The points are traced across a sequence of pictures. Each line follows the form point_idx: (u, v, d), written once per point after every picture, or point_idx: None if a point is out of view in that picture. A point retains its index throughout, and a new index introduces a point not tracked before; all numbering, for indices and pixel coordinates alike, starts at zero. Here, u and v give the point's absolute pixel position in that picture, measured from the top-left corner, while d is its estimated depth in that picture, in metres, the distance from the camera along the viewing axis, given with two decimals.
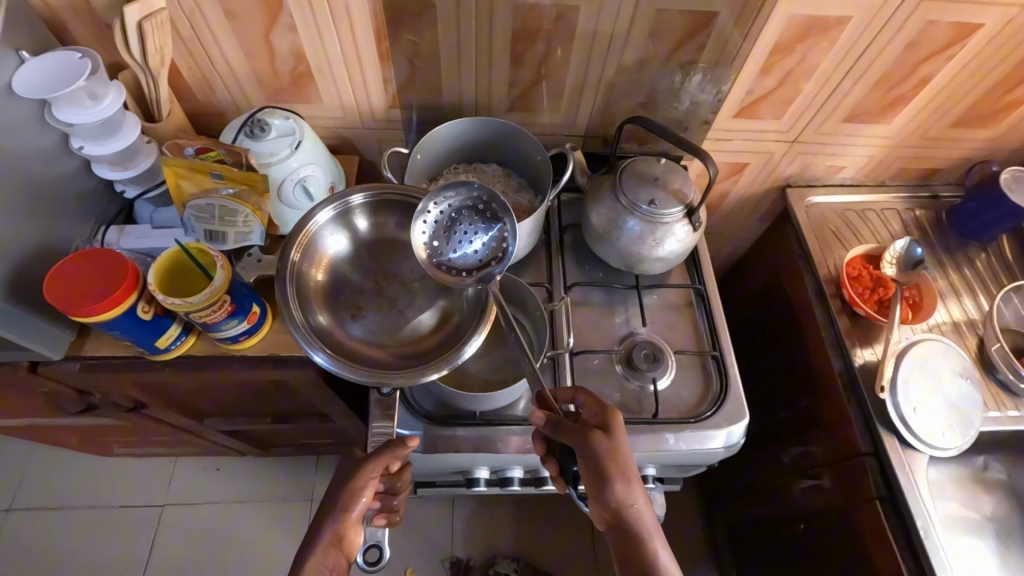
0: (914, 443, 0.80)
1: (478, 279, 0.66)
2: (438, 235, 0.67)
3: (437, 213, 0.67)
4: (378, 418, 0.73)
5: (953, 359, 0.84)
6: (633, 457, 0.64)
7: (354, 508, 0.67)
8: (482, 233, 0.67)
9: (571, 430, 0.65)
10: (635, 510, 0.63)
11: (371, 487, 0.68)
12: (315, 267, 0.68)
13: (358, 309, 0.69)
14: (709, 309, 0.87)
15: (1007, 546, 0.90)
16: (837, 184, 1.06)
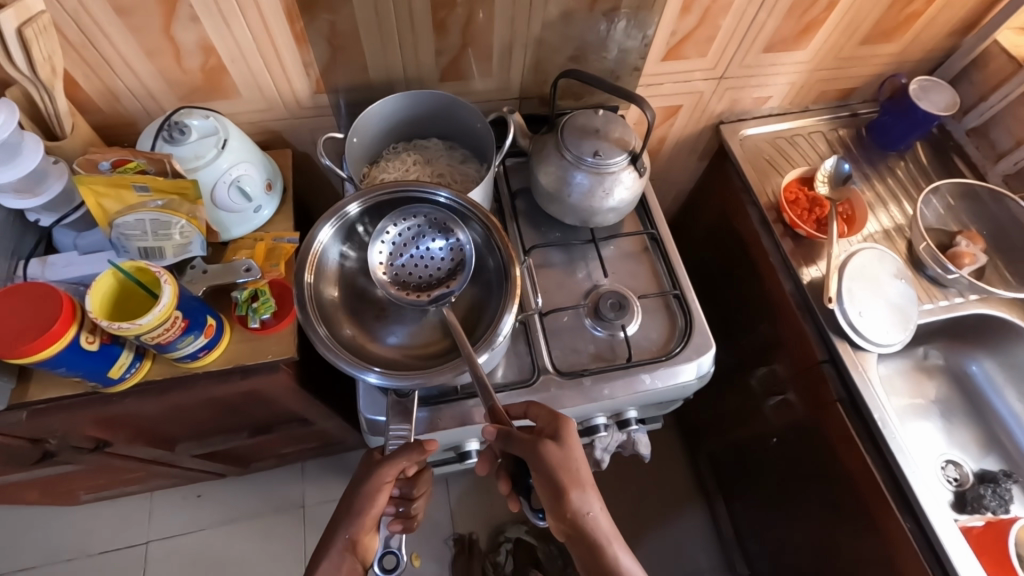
0: (864, 344, 0.86)
1: (432, 300, 0.71)
2: (397, 248, 0.73)
3: (395, 234, 0.73)
4: (397, 419, 0.69)
5: (888, 263, 0.91)
6: (585, 461, 0.67)
7: (371, 511, 0.69)
8: (439, 245, 0.73)
9: (523, 443, 0.66)
10: (591, 517, 0.65)
11: (387, 491, 0.69)
12: (328, 284, 0.70)
13: (381, 312, 0.74)
14: (664, 251, 0.90)
15: (952, 422, 0.99)
16: (765, 114, 1.10)
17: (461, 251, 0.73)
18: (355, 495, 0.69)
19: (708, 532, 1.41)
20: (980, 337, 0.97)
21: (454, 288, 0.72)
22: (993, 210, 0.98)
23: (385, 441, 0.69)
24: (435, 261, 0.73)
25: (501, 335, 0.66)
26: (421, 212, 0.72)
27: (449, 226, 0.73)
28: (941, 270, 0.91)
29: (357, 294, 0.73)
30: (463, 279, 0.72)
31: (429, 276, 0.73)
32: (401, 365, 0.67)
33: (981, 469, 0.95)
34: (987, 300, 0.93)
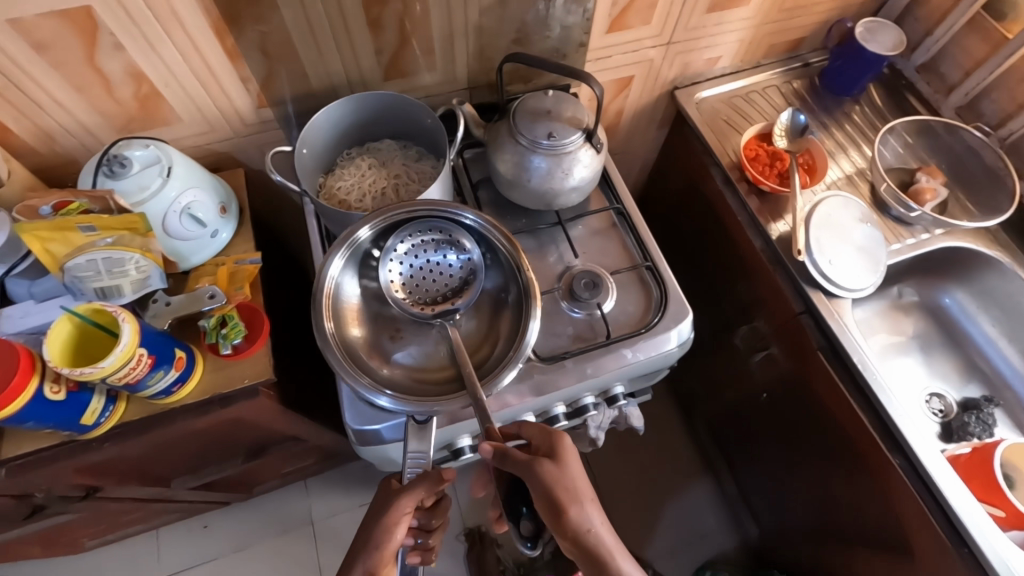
0: (837, 292, 0.87)
1: (441, 315, 0.75)
2: (410, 266, 0.75)
3: (405, 251, 0.75)
4: (414, 443, 0.69)
5: (852, 208, 0.92)
6: (583, 477, 0.67)
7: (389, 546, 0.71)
8: (450, 259, 0.76)
9: (519, 461, 0.66)
10: (593, 534, 0.65)
11: (405, 523, 0.71)
12: (347, 323, 0.71)
13: (396, 332, 0.75)
14: (632, 224, 0.90)
15: (932, 355, 1.01)
16: (718, 75, 1.10)
17: (471, 264, 0.76)
18: (372, 527, 0.71)
19: (713, 491, 1.43)
20: (949, 269, 0.99)
21: (464, 303, 0.75)
22: (949, 143, 0.98)
23: (403, 469, 0.69)
24: (445, 276, 0.76)
25: (528, 349, 0.68)
26: (433, 229, 0.74)
27: (461, 240, 0.75)
28: (904, 209, 0.93)
29: (370, 316, 0.75)
30: (474, 292, 0.75)
31: (439, 289, 0.76)
32: (416, 389, 0.70)
33: (963, 397, 0.97)
34: (951, 232, 0.94)
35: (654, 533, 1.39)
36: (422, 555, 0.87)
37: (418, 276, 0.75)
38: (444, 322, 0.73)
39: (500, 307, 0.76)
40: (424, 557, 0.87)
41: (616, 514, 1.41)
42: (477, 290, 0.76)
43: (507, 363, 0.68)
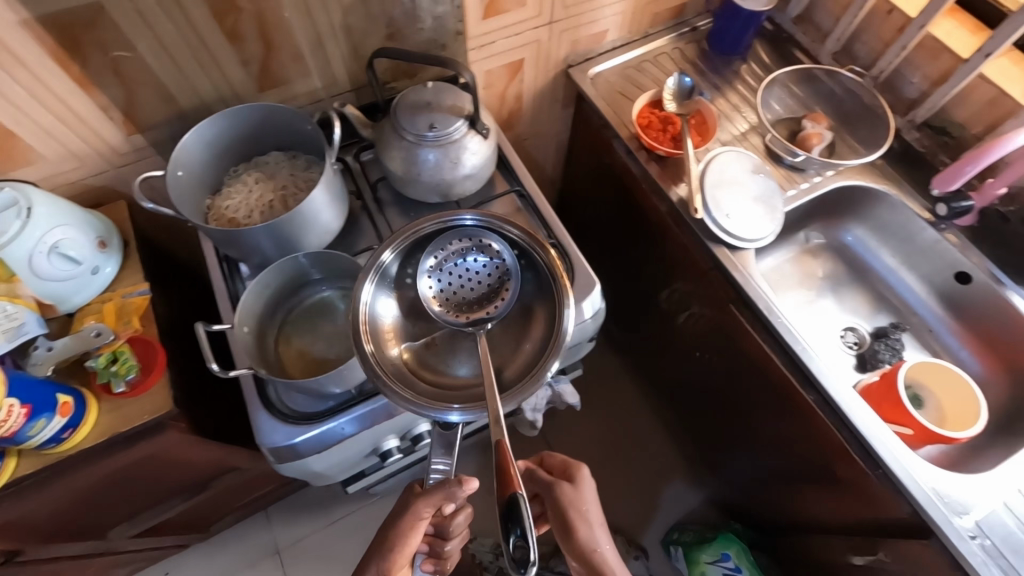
0: (739, 244, 0.90)
1: (474, 321, 0.73)
2: (442, 273, 0.73)
3: (434, 262, 0.73)
4: (440, 453, 0.73)
5: (746, 161, 0.94)
6: (595, 505, 0.75)
7: (399, 549, 0.72)
8: (478, 260, 0.74)
9: (544, 482, 0.77)
10: (600, 556, 0.72)
11: (421, 525, 0.73)
12: (387, 344, 0.69)
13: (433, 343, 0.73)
14: (534, 204, 0.91)
15: (844, 292, 1.05)
16: (610, 49, 1.12)
17: (503, 266, 0.74)
18: (388, 532, 0.74)
19: (676, 454, 1.46)
20: (847, 207, 1.02)
21: (495, 312, 0.73)
22: (831, 88, 1.02)
23: (426, 474, 0.73)
24: (479, 281, 0.74)
25: (569, 337, 0.63)
26: (461, 236, 0.73)
27: (489, 241, 0.73)
28: (793, 156, 0.96)
29: (411, 335, 0.72)
30: (510, 294, 0.73)
31: (474, 292, 0.74)
32: (471, 397, 0.65)
33: (875, 327, 1.02)
34: (842, 172, 0.98)
35: (624, 504, 1.42)
36: (434, 562, 0.82)
37: (452, 283, 0.73)
38: (476, 329, 0.71)
39: (536, 300, 0.73)
40: (437, 565, 0.82)
41: None
42: (512, 293, 0.73)
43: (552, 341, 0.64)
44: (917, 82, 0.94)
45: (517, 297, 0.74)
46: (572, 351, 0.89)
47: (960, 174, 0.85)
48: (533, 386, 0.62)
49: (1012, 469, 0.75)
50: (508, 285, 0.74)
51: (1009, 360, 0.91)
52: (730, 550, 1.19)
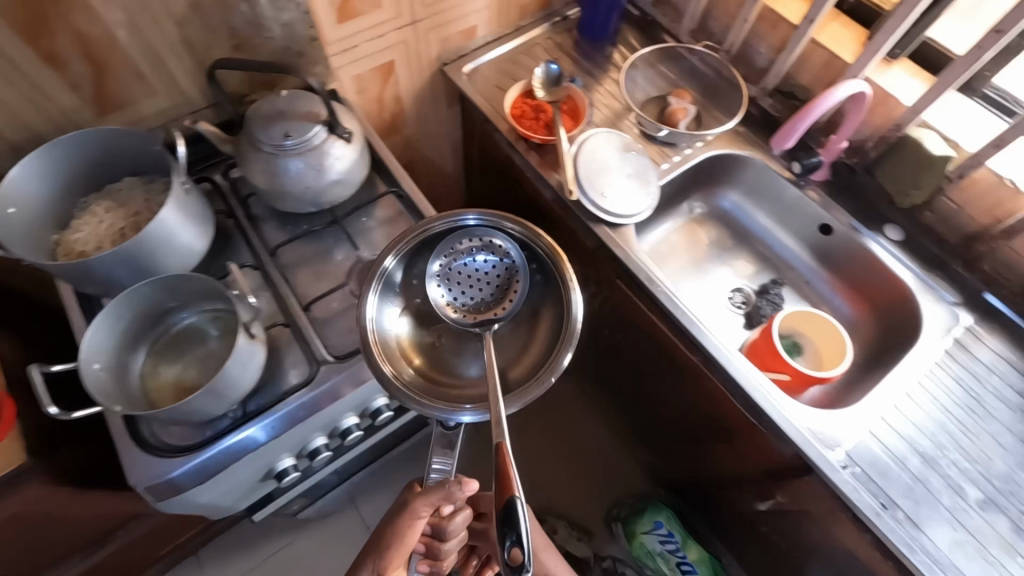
0: (617, 220, 0.93)
1: (484, 322, 0.78)
2: (452, 276, 0.79)
3: (440, 267, 0.78)
4: (439, 453, 0.76)
5: (616, 141, 0.98)
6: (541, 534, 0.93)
7: (399, 546, 0.78)
8: (482, 259, 0.79)
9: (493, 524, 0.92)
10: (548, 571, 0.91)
11: (419, 525, 0.78)
12: (398, 350, 0.75)
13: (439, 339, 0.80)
14: (414, 203, 0.90)
15: (730, 255, 1.11)
16: (484, 44, 1.13)
17: (508, 264, 0.79)
18: (388, 530, 0.79)
19: (609, 435, 1.49)
20: (721, 175, 1.08)
21: (504, 313, 0.79)
22: (692, 64, 1.07)
23: (425, 474, 0.76)
24: (485, 284, 0.79)
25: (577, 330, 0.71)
26: (472, 243, 0.78)
27: (498, 247, 0.78)
28: (662, 131, 1.00)
29: (422, 339, 0.79)
30: (518, 297, 0.79)
31: (481, 292, 0.79)
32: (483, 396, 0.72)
33: (758, 286, 1.08)
34: (712, 142, 1.03)
35: (565, 491, 1.43)
36: (431, 561, 0.89)
37: (461, 286, 0.79)
38: (483, 329, 0.77)
39: (541, 299, 0.79)
40: (434, 564, 0.89)
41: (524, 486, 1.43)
42: (519, 297, 0.79)
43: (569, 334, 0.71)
44: (765, 51, 1.01)
45: (524, 295, 0.79)
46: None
47: (799, 128, 0.91)
48: (540, 388, 0.69)
49: (876, 398, 0.81)
50: (517, 284, 0.79)
51: (872, 299, 0.98)
52: (660, 517, 1.25)
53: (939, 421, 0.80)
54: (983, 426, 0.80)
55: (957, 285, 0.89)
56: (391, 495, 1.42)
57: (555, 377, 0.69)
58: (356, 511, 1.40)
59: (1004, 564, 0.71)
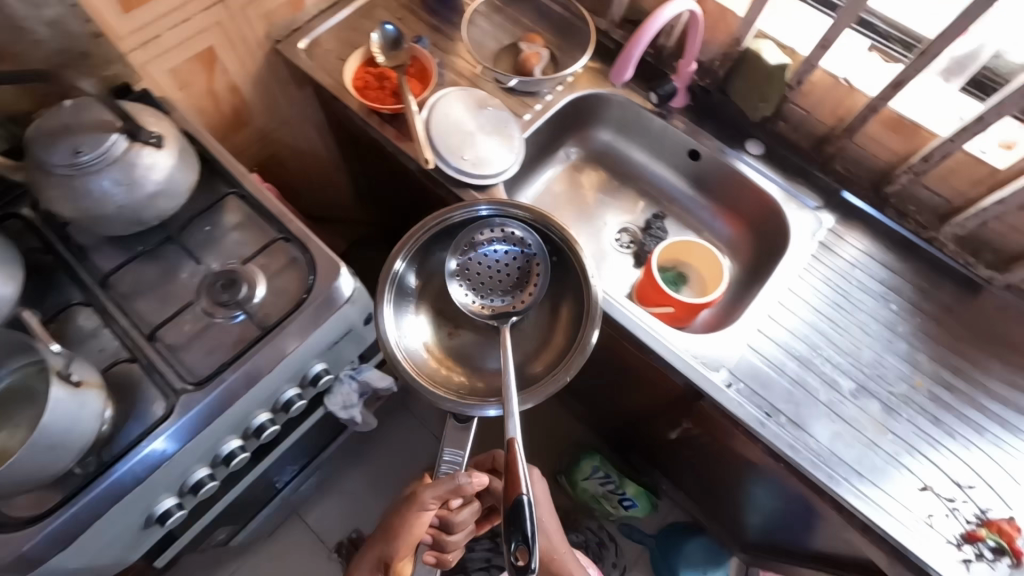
0: (483, 182, 0.89)
1: (503, 317, 0.77)
2: (469, 269, 0.78)
3: (457, 264, 0.77)
4: (451, 444, 0.75)
5: (468, 99, 0.93)
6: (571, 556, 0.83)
7: (403, 540, 0.76)
8: (498, 251, 0.78)
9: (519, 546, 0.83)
10: (558, 561, 0.81)
11: (426, 517, 0.75)
12: (418, 351, 0.75)
13: (455, 327, 0.80)
14: (259, 201, 0.83)
15: (614, 195, 1.10)
16: (318, 13, 1.04)
17: (526, 255, 0.78)
18: (394, 521, 0.77)
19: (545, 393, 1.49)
20: (588, 116, 1.05)
21: (523, 305, 0.77)
22: (540, 5, 1.02)
23: (437, 465, 0.74)
24: (503, 275, 0.78)
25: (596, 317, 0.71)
26: (491, 234, 0.77)
27: (517, 239, 0.77)
28: (511, 81, 0.96)
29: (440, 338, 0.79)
30: (537, 289, 0.78)
31: (500, 285, 0.78)
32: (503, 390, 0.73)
33: (643, 222, 1.08)
34: (573, 84, 1.00)
35: None
36: (438, 554, 0.78)
37: (478, 279, 0.78)
38: (501, 324, 0.76)
39: (561, 291, 0.79)
40: (440, 558, 0.78)
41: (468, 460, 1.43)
42: (538, 289, 0.78)
43: (591, 320, 0.72)
44: None
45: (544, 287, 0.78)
46: (356, 336, 0.86)
47: (631, 61, 0.92)
48: (556, 382, 0.69)
49: (751, 312, 0.84)
50: (535, 275, 0.78)
51: (747, 217, 1.00)
52: (596, 462, 1.30)
53: (812, 323, 0.84)
54: (851, 320, 0.84)
55: (817, 189, 0.92)
56: (335, 498, 1.40)
57: (572, 374, 0.69)
58: (302, 521, 1.37)
59: (880, 444, 0.76)
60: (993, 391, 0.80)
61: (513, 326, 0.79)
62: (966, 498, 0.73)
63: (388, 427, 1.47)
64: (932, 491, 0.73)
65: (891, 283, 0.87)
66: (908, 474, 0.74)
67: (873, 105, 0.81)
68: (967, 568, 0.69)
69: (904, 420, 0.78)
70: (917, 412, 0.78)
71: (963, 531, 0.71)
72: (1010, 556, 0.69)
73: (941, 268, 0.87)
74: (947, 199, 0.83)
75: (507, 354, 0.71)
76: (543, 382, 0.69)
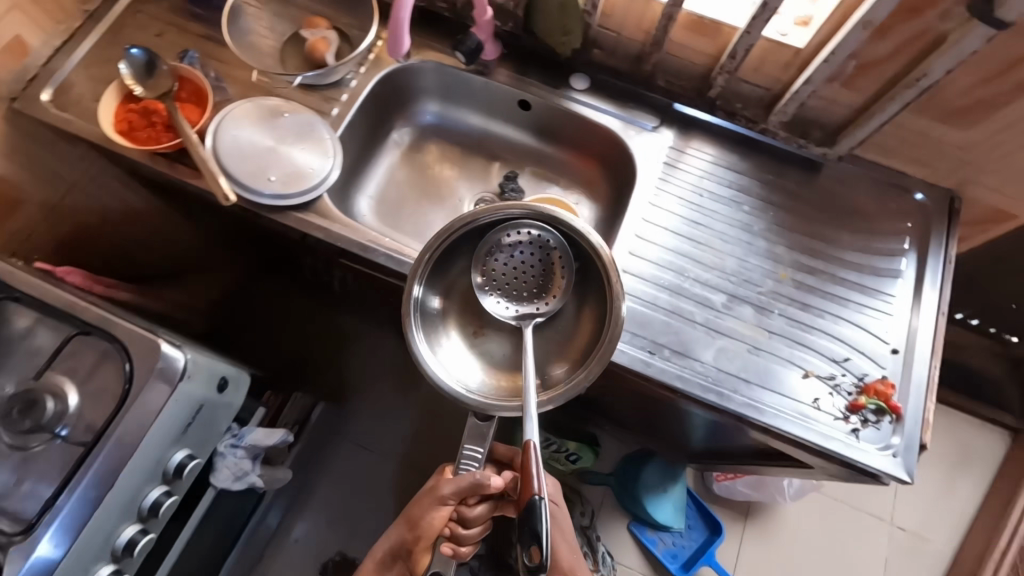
0: (301, 200, 0.80)
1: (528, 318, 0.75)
2: (494, 271, 0.76)
3: (479, 270, 0.76)
4: (470, 441, 0.72)
5: (256, 112, 0.82)
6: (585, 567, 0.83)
7: (423, 533, 0.73)
8: (519, 252, 0.75)
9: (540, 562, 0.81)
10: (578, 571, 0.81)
11: (444, 512, 0.73)
12: (452, 364, 0.74)
13: (481, 331, 0.78)
14: (42, 298, 0.71)
15: (465, 166, 1.03)
16: (54, 54, 0.87)
17: (547, 253, 0.75)
18: (415, 515, 0.75)
19: None
20: (405, 92, 0.97)
21: (545, 309, 0.76)
22: None
23: (458, 461, 0.72)
24: (526, 277, 0.76)
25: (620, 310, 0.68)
26: (515, 234, 0.75)
27: (541, 240, 0.75)
28: (300, 76, 0.84)
29: (475, 347, 0.77)
30: (559, 292, 0.76)
31: (524, 287, 0.76)
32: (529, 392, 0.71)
33: (499, 187, 1.01)
34: (379, 61, 0.90)
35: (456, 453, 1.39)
36: (454, 547, 0.73)
37: (502, 281, 0.76)
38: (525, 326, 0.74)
39: (586, 285, 0.76)
40: (457, 550, 0.73)
41: (416, 468, 1.37)
42: (561, 292, 0.76)
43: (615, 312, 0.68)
44: None
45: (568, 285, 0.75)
46: (214, 406, 0.77)
47: (404, 31, 0.80)
48: (576, 389, 0.67)
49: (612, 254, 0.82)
50: (557, 273, 0.75)
51: (596, 155, 0.97)
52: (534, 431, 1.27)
53: (673, 247, 0.83)
54: (711, 232, 0.84)
55: (650, 109, 0.90)
56: (292, 552, 1.31)
57: (591, 381, 0.67)
58: None
59: (761, 346, 0.77)
60: (848, 261, 0.83)
61: (540, 326, 0.77)
62: (844, 372, 0.76)
63: (325, 459, 1.37)
64: (815, 375, 0.76)
65: (738, 184, 0.87)
66: (793, 368, 0.76)
67: (669, 13, 0.77)
68: (856, 438, 0.72)
69: (776, 316, 0.79)
70: (786, 304, 0.80)
71: (847, 404, 0.74)
72: (889, 412, 0.73)
73: (780, 156, 0.88)
74: (768, 88, 0.84)
75: (530, 362, 0.69)
76: (563, 387, 0.68)
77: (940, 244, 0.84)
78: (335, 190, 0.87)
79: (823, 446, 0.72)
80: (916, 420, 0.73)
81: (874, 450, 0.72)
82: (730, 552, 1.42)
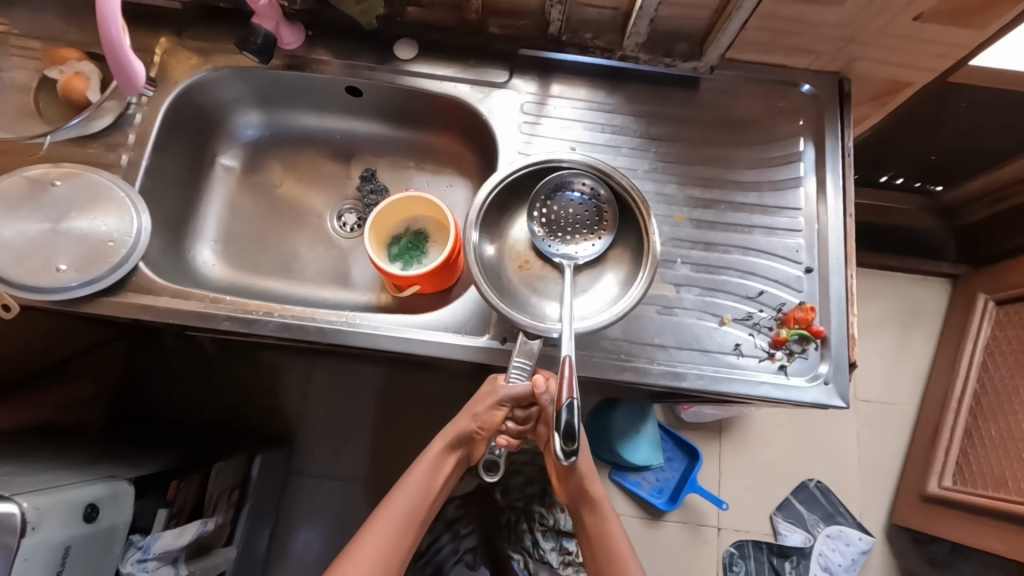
0: (103, 285, 0.66)
1: (566, 258, 0.71)
2: (543, 205, 0.72)
3: (540, 200, 0.72)
4: (519, 354, 0.65)
5: (21, 190, 0.67)
6: (614, 512, 0.73)
7: (480, 420, 0.67)
8: (579, 195, 0.72)
9: (576, 484, 0.72)
10: (602, 507, 0.73)
11: (495, 407, 0.66)
12: (496, 280, 0.70)
13: (524, 262, 0.74)
14: None
15: (318, 174, 0.88)
16: None
17: (602, 205, 0.72)
18: (466, 408, 0.68)
19: (421, 373, 1.30)
20: (216, 112, 0.82)
21: (585, 255, 0.72)
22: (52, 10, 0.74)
23: (511, 364, 0.65)
24: (578, 221, 0.72)
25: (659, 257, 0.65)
26: (575, 174, 0.71)
27: (595, 189, 0.71)
28: (49, 133, 0.70)
29: (519, 276, 0.73)
30: (600, 241, 0.72)
31: (573, 225, 0.72)
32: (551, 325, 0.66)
33: (359, 185, 0.87)
34: (164, 80, 0.75)
35: None
36: (510, 440, 0.69)
37: (551, 216, 0.72)
38: (564, 264, 0.70)
39: (630, 236, 0.72)
40: (511, 443, 0.69)
41: None
42: (603, 242, 0.72)
43: (654, 261, 0.65)
44: None
45: (612, 235, 0.72)
46: (87, 541, 0.67)
47: (129, 54, 0.62)
48: (602, 324, 0.63)
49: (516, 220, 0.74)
50: (607, 225, 0.72)
51: (456, 129, 0.84)
52: None
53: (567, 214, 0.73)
54: None
55: (497, 60, 0.77)
56: None
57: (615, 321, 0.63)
58: None
59: (675, 304, 0.70)
60: (744, 182, 0.75)
61: (575, 272, 0.73)
62: (760, 307, 0.70)
63: (291, 499, 1.24)
64: (732, 320, 0.70)
65: (611, 126, 0.76)
66: (711, 317, 0.70)
67: None
68: (785, 374, 0.68)
69: (680, 265, 0.72)
70: (688, 250, 0.72)
71: (769, 341, 0.69)
72: (813, 338, 0.68)
73: (651, 81, 0.78)
74: (614, 8, 0.72)
75: (570, 303, 0.65)
76: (594, 320, 0.64)
77: (835, 136, 0.76)
78: (151, 256, 0.72)
79: (754, 394, 0.67)
80: (841, 337, 0.69)
81: (805, 383, 0.67)
82: (712, 473, 1.39)
